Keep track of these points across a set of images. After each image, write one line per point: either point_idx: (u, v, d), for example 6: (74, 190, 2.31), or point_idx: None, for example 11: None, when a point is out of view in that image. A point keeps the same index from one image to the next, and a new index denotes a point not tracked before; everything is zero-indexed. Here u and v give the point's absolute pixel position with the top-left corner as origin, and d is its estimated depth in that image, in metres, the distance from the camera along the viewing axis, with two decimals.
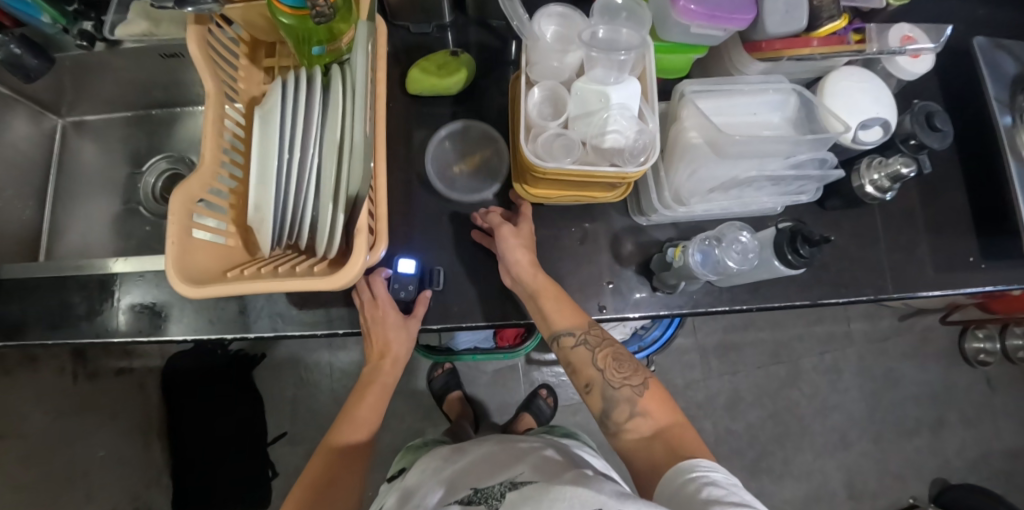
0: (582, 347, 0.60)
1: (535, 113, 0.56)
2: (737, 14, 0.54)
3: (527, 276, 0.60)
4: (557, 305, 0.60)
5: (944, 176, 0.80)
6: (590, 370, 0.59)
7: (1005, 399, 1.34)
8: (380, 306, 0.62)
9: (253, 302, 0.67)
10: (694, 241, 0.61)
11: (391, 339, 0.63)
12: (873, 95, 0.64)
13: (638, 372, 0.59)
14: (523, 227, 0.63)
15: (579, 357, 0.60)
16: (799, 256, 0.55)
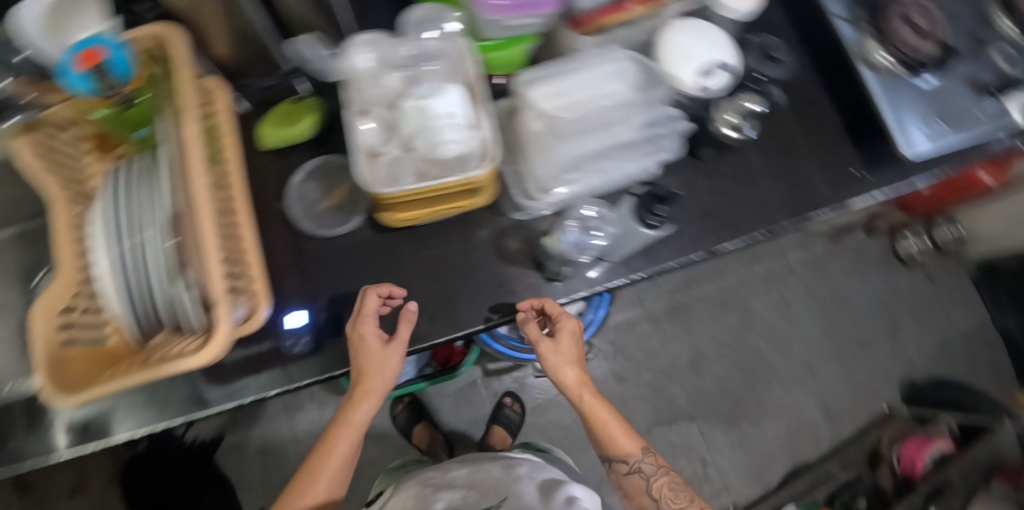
0: (638, 475, 0.73)
1: (372, 141, 0.56)
2: (543, 1, 0.56)
3: (564, 370, 0.70)
4: (610, 429, 0.73)
5: (811, 99, 0.83)
6: (645, 497, 0.73)
7: (948, 288, 1.39)
8: (365, 324, 0.60)
9: (146, 396, 0.63)
10: (563, 227, 0.66)
11: (368, 369, 0.61)
12: (706, 42, 0.65)
13: (684, 496, 0.72)
14: (564, 337, 0.68)
15: (636, 484, 0.73)
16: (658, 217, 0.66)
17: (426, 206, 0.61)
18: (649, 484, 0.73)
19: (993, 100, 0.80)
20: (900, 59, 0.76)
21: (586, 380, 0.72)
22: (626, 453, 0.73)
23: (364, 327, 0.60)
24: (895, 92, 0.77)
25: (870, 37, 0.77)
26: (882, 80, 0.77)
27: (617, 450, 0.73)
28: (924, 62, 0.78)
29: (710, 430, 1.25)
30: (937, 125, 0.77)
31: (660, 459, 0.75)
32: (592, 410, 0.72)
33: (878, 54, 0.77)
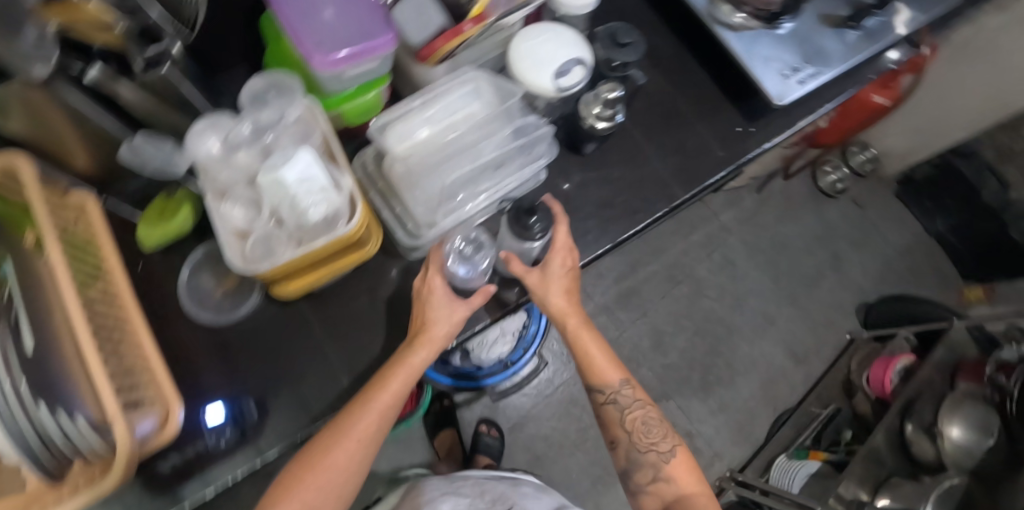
0: (613, 405, 0.69)
1: (239, 223, 0.55)
2: (376, 42, 0.56)
3: (553, 298, 0.64)
4: (597, 361, 0.68)
5: (683, 68, 0.84)
6: (619, 431, 0.69)
7: (875, 209, 1.45)
8: (430, 281, 0.60)
9: None
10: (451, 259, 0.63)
11: (430, 317, 0.59)
12: (556, 43, 0.65)
13: (667, 437, 0.69)
14: (555, 261, 0.64)
15: (610, 415, 0.69)
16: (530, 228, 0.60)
17: (315, 269, 0.61)
18: (624, 416, 0.69)
19: (851, 32, 0.84)
20: (752, 13, 0.79)
21: (573, 309, 0.66)
22: (607, 382, 0.68)
23: (431, 282, 0.60)
24: (756, 47, 0.79)
25: (720, 1, 0.80)
26: (741, 38, 0.79)
27: (598, 376, 0.68)
28: (776, 11, 0.80)
29: (687, 403, 1.26)
30: (806, 68, 0.80)
31: (644, 393, 0.70)
32: (579, 338, 0.67)
33: (732, 14, 0.80)
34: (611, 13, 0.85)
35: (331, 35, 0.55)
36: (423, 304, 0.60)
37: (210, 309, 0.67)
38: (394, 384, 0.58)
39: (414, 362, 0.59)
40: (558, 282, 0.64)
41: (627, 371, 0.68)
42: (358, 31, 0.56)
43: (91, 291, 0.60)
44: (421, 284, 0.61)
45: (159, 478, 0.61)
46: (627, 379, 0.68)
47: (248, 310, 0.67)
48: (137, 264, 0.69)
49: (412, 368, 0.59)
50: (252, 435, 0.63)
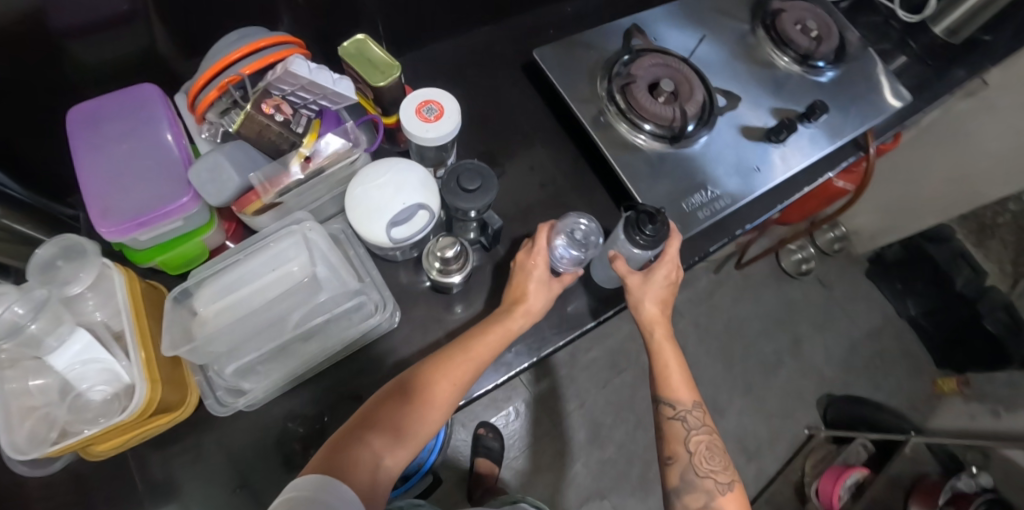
0: (680, 422, 0.60)
1: (12, 405, 0.48)
2: (171, 204, 0.51)
3: (645, 306, 0.62)
4: (672, 371, 0.61)
5: (579, 184, 0.77)
6: (679, 447, 0.59)
7: (843, 290, 1.34)
8: (535, 254, 0.61)
9: None
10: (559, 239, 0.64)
11: (529, 287, 0.60)
12: (392, 186, 0.59)
13: (725, 466, 0.58)
14: (659, 268, 0.62)
15: (674, 430, 0.59)
16: (645, 237, 0.60)
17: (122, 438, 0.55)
18: (687, 434, 0.59)
19: (775, 148, 0.78)
20: (655, 132, 0.73)
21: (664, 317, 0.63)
22: (676, 397, 0.60)
23: (537, 271, 0.61)
24: (659, 169, 0.73)
25: (617, 119, 0.73)
26: (643, 160, 0.73)
27: (667, 388, 0.61)
28: (681, 128, 0.73)
29: (624, 503, 1.16)
30: (715, 193, 0.73)
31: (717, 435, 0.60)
32: (660, 352, 0.62)
33: (634, 134, 0.73)
34: (506, 123, 0.79)
35: (119, 202, 0.51)
36: (533, 282, 0.60)
37: None
38: (491, 340, 0.56)
39: (486, 349, 0.56)
40: (658, 288, 0.62)
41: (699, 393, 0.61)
42: (155, 195, 0.52)
43: None
44: (523, 270, 0.61)
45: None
46: (697, 400, 0.60)
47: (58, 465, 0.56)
48: None
49: (507, 333, 0.57)
50: None
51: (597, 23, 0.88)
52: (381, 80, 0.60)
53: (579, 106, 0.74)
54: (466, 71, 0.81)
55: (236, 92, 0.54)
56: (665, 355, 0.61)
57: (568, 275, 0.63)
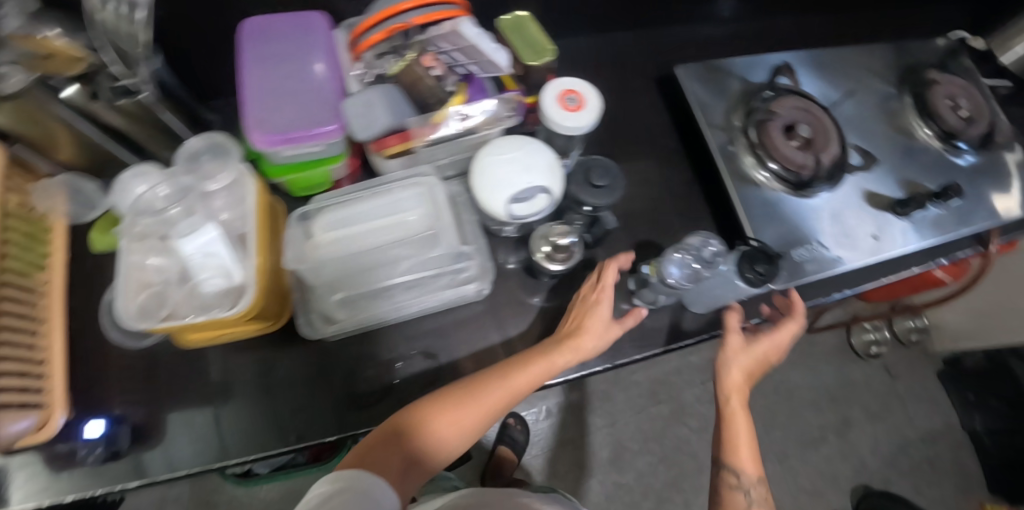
0: (742, 493, 0.55)
1: (147, 274, 0.55)
2: (319, 129, 0.53)
3: (729, 370, 0.60)
4: (739, 439, 0.58)
5: (684, 207, 0.75)
6: None
7: (909, 384, 1.26)
8: (599, 293, 0.60)
9: None
10: (666, 255, 0.63)
11: (584, 324, 0.58)
12: (521, 164, 0.59)
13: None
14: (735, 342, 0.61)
15: (734, 501, 0.55)
16: (757, 274, 0.58)
17: (222, 331, 0.60)
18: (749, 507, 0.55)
19: (895, 219, 0.74)
20: (779, 174, 0.71)
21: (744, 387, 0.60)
22: (740, 461, 0.57)
23: (598, 309, 0.59)
24: (774, 209, 0.71)
25: (744, 151, 0.72)
26: (761, 196, 0.71)
27: (732, 453, 0.58)
28: (807, 178, 0.72)
29: None
30: (823, 251, 0.70)
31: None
32: (730, 420, 0.59)
33: (756, 169, 0.72)
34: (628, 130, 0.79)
35: (274, 115, 0.54)
36: (598, 317, 0.58)
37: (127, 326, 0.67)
38: (533, 372, 0.54)
39: (547, 371, 0.54)
40: (744, 357, 0.61)
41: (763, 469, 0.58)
42: (306, 117, 0.54)
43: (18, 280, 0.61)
44: (584, 303, 0.60)
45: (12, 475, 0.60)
46: (759, 474, 0.57)
47: (151, 343, 0.65)
48: (83, 261, 0.71)
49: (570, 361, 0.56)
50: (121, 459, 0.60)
51: (741, 51, 0.86)
52: (532, 59, 0.63)
53: (709, 130, 0.73)
54: (602, 72, 0.82)
55: (397, 39, 0.56)
56: (734, 419, 0.59)
57: (631, 316, 0.60)
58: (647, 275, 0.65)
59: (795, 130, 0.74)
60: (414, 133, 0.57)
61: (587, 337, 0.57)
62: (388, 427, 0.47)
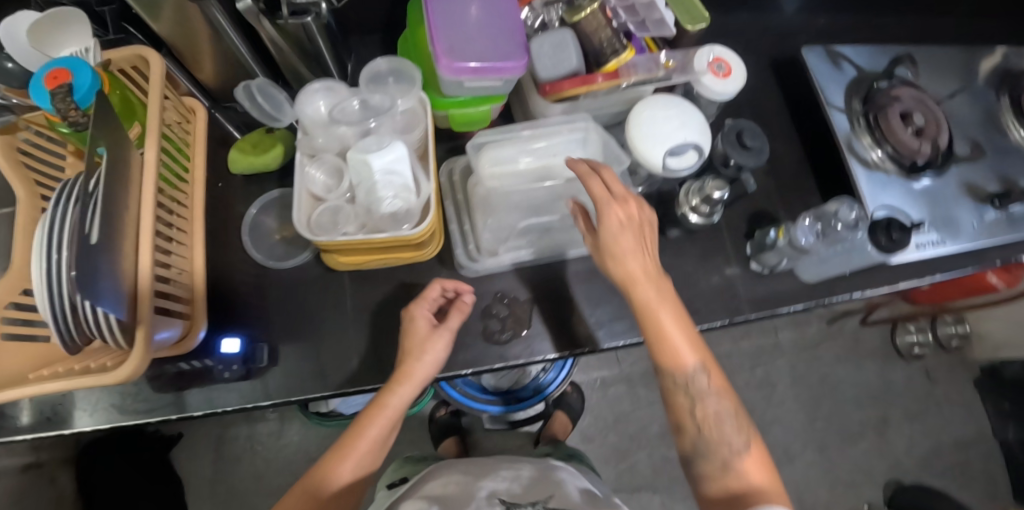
0: (687, 396, 0.54)
1: (318, 188, 0.56)
2: (505, 63, 0.55)
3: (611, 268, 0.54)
4: (672, 335, 0.54)
5: (794, 183, 0.79)
6: (686, 418, 0.54)
7: (946, 389, 1.31)
8: (412, 320, 0.58)
9: (59, 401, 0.65)
10: (796, 223, 0.67)
11: (408, 351, 0.57)
12: (678, 120, 0.64)
13: (743, 433, 0.54)
14: (609, 224, 0.53)
15: (679, 403, 0.55)
16: (891, 240, 0.65)
17: (370, 255, 0.61)
18: (692, 405, 0.54)
19: (992, 211, 0.77)
20: (891, 156, 0.75)
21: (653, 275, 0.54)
22: (682, 364, 0.54)
23: (449, 322, 0.59)
24: (886, 190, 0.74)
25: (862, 131, 0.76)
26: (874, 175, 0.75)
27: (671, 357, 0.54)
28: (919, 163, 0.75)
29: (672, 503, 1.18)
30: (928, 233, 0.74)
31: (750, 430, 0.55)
32: (662, 334, 0.54)
33: (870, 150, 0.76)
34: (744, 105, 0.82)
35: (464, 45, 0.55)
36: (429, 343, 0.57)
37: (265, 248, 0.72)
38: (374, 415, 0.57)
39: (392, 405, 0.57)
40: (624, 249, 0.53)
41: (707, 355, 0.55)
42: (495, 51, 0.56)
43: (170, 190, 0.64)
44: (599, 238, 0.55)
45: (158, 378, 0.66)
46: (703, 365, 0.54)
47: (292, 265, 0.70)
48: (218, 182, 0.74)
49: (423, 374, 0.57)
50: (254, 376, 0.66)
51: (849, 40, 0.89)
52: (690, 25, 0.65)
53: (831, 109, 0.76)
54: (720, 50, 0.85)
55: None
56: (662, 324, 0.54)
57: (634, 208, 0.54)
58: (774, 239, 0.68)
59: (909, 118, 0.77)
60: (622, 74, 0.60)
61: (417, 370, 0.57)
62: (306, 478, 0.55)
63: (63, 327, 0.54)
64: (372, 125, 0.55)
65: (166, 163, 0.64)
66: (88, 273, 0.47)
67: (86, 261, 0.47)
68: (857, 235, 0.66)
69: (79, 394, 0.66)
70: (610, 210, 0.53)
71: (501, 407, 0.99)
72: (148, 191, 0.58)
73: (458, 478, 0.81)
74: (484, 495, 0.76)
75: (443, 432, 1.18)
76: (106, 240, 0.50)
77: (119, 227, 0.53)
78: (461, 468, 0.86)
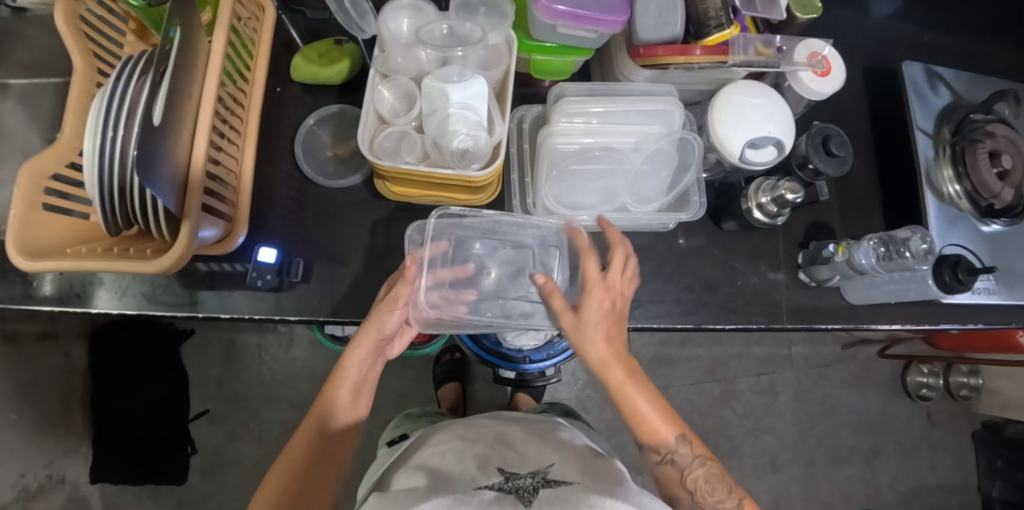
0: (671, 466, 0.55)
1: (385, 109, 0.54)
2: (605, 16, 0.52)
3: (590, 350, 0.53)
4: (647, 416, 0.54)
5: (862, 200, 0.75)
6: (679, 489, 0.55)
7: (944, 435, 1.31)
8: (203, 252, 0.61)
9: (92, 279, 0.66)
10: (860, 239, 0.64)
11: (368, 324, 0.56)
12: (765, 112, 0.60)
13: (732, 491, 0.54)
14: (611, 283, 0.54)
15: (667, 475, 0.55)
16: (957, 279, 0.62)
17: (424, 190, 0.59)
18: (682, 476, 0.54)
19: None
20: (969, 193, 0.72)
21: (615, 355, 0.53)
22: (660, 440, 0.54)
23: (397, 289, 0.56)
24: (954, 228, 0.71)
25: (945, 163, 0.72)
26: (945, 209, 0.72)
27: (649, 434, 0.54)
28: (996, 208, 0.72)
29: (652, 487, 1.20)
30: (988, 280, 0.71)
31: (702, 447, 0.55)
32: (627, 400, 0.54)
33: (947, 183, 0.72)
34: (828, 108, 0.77)
35: None
36: (387, 305, 0.56)
37: (316, 162, 0.70)
38: (342, 386, 0.56)
39: (352, 367, 0.56)
40: (596, 330, 0.53)
41: (686, 426, 0.55)
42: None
43: (231, 85, 0.62)
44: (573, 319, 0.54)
45: (192, 275, 0.66)
46: (683, 434, 0.55)
47: (340, 186, 0.68)
48: (276, 87, 0.72)
49: (381, 330, 0.56)
50: (285, 290, 0.65)
51: (950, 64, 0.84)
52: (802, 12, 0.61)
53: (918, 132, 0.73)
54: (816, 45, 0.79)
55: None
56: (638, 408, 0.54)
57: (602, 292, 0.53)
58: (832, 253, 0.66)
59: (995, 158, 0.74)
60: (728, 50, 0.57)
61: (375, 329, 0.55)
62: (298, 441, 0.53)
63: (109, 206, 0.53)
64: (457, 54, 0.52)
65: (231, 57, 0.61)
66: (147, 153, 0.46)
67: (147, 142, 0.45)
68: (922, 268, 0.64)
69: (112, 276, 0.66)
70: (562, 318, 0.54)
71: (511, 365, 0.99)
72: (212, 82, 0.56)
73: (454, 444, 0.62)
74: (479, 465, 0.56)
75: (444, 376, 1.19)
76: (168, 126, 0.49)
77: (180, 112, 0.52)
78: (454, 431, 0.67)
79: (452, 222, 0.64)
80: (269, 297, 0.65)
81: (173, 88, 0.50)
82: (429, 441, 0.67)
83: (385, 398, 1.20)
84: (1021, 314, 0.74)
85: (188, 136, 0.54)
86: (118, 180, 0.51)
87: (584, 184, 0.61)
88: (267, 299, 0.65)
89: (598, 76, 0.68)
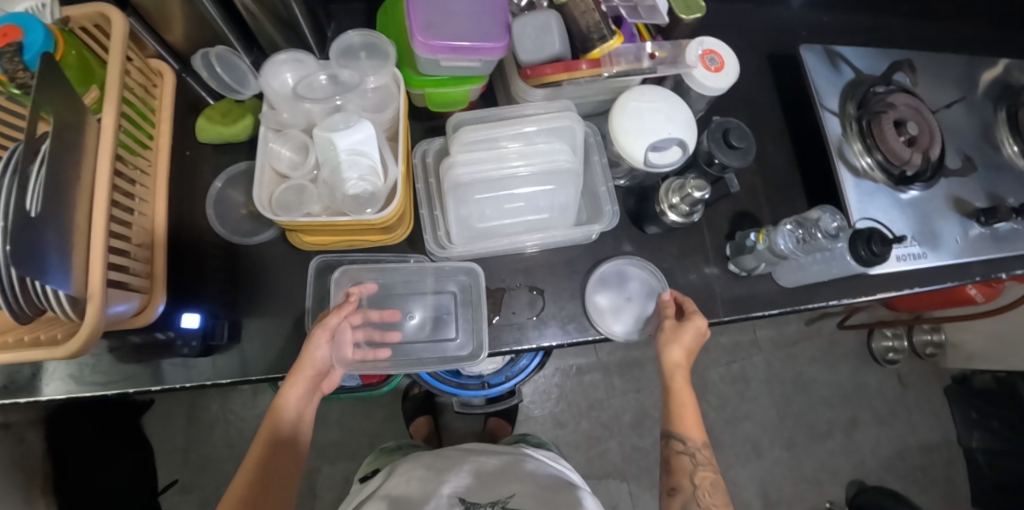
0: (688, 457, 0.60)
1: (280, 164, 0.54)
2: (483, 44, 0.52)
3: (671, 350, 0.61)
4: (689, 408, 0.61)
5: (782, 184, 0.76)
6: (684, 479, 0.59)
7: (917, 395, 1.32)
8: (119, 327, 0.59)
9: (12, 371, 0.63)
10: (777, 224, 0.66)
11: (310, 354, 0.55)
12: (664, 114, 0.61)
13: (725, 498, 0.58)
14: (688, 329, 0.60)
15: (681, 464, 0.60)
16: (872, 253, 0.63)
17: (337, 236, 0.59)
18: (693, 469, 0.60)
19: (977, 227, 0.76)
20: (881, 164, 0.73)
21: (684, 363, 0.62)
22: (686, 434, 0.61)
23: (327, 319, 0.56)
24: (873, 199, 0.73)
25: (854, 137, 0.74)
26: (861, 181, 0.73)
27: (679, 425, 0.61)
28: (909, 174, 0.74)
29: (639, 492, 1.19)
30: (910, 246, 0.73)
31: (714, 458, 0.61)
32: (676, 396, 0.62)
33: (859, 157, 0.74)
34: (737, 100, 0.79)
35: (443, 21, 0.52)
36: (316, 341, 0.55)
37: (231, 222, 0.69)
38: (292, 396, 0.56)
39: (289, 400, 0.56)
40: (688, 339, 0.61)
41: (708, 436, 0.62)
42: (473, 29, 0.52)
43: (130, 155, 0.61)
44: (661, 335, 0.62)
45: (120, 349, 0.64)
46: (705, 440, 0.61)
47: (258, 241, 0.68)
48: (185, 150, 0.71)
49: (317, 366, 0.56)
50: (214, 352, 0.64)
51: (849, 42, 0.86)
52: (685, 14, 0.62)
53: (825, 112, 0.74)
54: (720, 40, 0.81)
55: None
56: (682, 399, 0.62)
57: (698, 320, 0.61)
58: (754, 242, 0.67)
59: (902, 127, 0.75)
60: (611, 61, 0.58)
61: (309, 366, 0.55)
62: (253, 455, 0.54)
63: (12, 296, 0.48)
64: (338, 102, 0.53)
65: (127, 130, 0.61)
66: (30, 245, 0.45)
67: (26, 234, 0.44)
68: (838, 246, 0.66)
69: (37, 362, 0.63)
70: (680, 331, 0.61)
71: (473, 391, 0.98)
72: (105, 159, 0.55)
73: (419, 473, 0.65)
74: (443, 493, 0.61)
75: (415, 410, 1.17)
76: (51, 211, 0.48)
77: (66, 196, 0.50)
78: (421, 461, 0.70)
79: (364, 267, 0.64)
80: (202, 360, 0.64)
81: (54, 172, 0.48)
82: (404, 463, 0.71)
83: (358, 443, 1.18)
84: (952, 273, 0.76)
85: (85, 217, 0.53)
86: (13, 274, 0.47)
87: (499, 208, 0.63)
88: (201, 363, 0.64)
89: (501, 97, 0.69)
